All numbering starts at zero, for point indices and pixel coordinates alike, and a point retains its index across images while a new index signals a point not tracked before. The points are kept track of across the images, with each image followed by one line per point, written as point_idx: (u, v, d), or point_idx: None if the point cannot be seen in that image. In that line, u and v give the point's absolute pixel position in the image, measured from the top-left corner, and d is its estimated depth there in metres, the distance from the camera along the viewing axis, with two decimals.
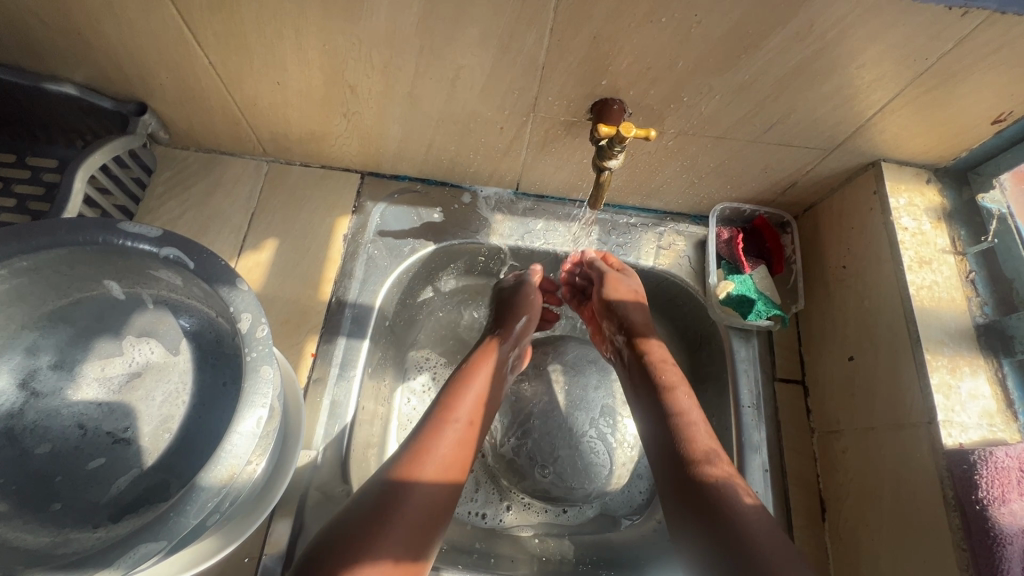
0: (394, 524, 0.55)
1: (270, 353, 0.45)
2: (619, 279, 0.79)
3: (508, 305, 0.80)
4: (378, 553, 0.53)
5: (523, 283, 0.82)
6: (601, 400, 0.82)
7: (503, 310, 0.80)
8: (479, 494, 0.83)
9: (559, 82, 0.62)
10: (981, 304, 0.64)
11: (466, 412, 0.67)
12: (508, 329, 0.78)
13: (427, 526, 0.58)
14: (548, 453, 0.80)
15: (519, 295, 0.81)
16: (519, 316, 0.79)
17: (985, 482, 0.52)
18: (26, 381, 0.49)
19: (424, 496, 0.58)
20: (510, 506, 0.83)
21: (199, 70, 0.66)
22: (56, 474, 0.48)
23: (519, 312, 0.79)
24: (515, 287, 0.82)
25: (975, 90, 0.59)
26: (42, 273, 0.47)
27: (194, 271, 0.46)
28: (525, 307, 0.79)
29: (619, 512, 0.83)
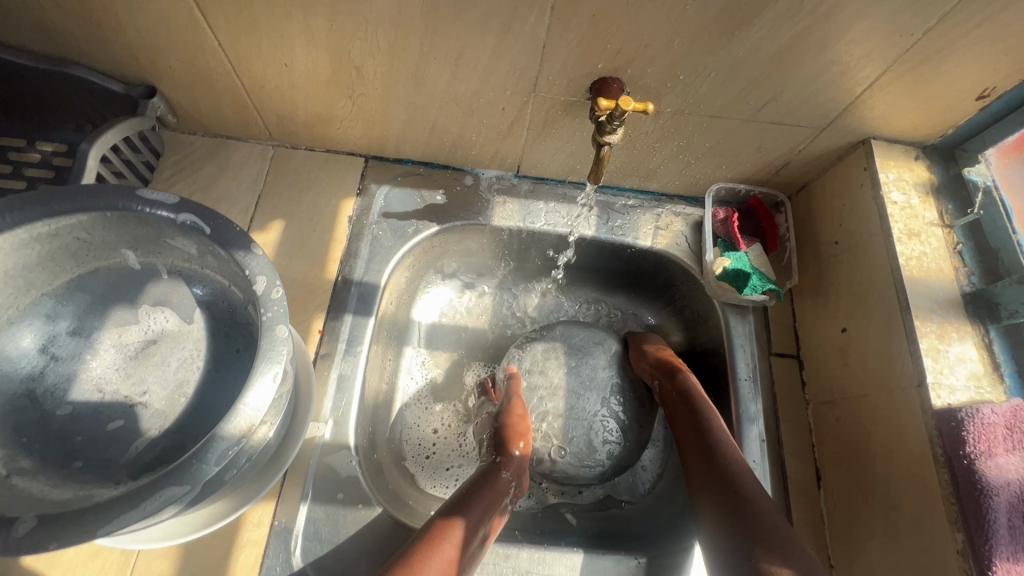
0: (468, 506, 0.64)
1: (284, 314, 0.47)
2: (643, 342, 0.87)
3: (507, 431, 0.77)
4: (455, 523, 0.60)
5: (511, 400, 0.81)
6: (608, 380, 0.86)
7: (501, 437, 0.76)
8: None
9: (559, 62, 0.64)
10: (968, 274, 0.66)
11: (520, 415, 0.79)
12: (509, 458, 0.73)
13: (487, 515, 0.64)
14: (565, 433, 0.82)
15: (516, 420, 0.78)
16: (517, 444, 0.75)
17: (972, 437, 0.54)
18: (46, 345, 0.50)
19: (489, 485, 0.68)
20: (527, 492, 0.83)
21: (208, 52, 0.68)
22: (77, 434, 0.49)
23: (518, 438, 0.76)
24: (508, 410, 0.80)
25: (959, 66, 0.61)
26: (62, 240, 0.48)
27: (210, 236, 0.48)
28: (523, 433, 0.77)
29: (622, 495, 0.84)
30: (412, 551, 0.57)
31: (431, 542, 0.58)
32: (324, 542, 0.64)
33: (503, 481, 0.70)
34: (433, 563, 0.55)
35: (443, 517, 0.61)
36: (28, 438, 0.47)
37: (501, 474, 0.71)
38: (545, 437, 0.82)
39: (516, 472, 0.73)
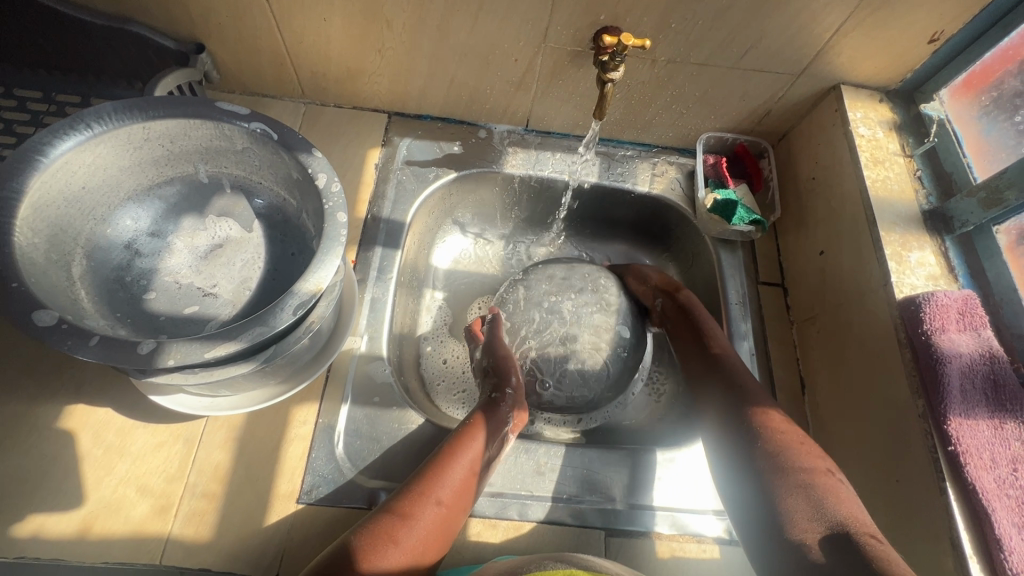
0: (477, 432, 0.67)
1: (343, 203, 0.54)
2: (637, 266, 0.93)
3: (499, 365, 0.79)
4: (468, 445, 0.65)
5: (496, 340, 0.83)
6: (592, 318, 0.88)
7: (495, 373, 0.78)
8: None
9: (567, 12, 0.73)
10: (927, 195, 0.76)
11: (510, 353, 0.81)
12: (504, 391, 0.75)
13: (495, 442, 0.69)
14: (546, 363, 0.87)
15: (505, 356, 0.80)
16: (511, 376, 0.78)
17: (927, 317, 0.63)
18: (131, 243, 0.58)
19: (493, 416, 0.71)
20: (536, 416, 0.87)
21: (256, 8, 0.76)
22: (160, 315, 0.57)
23: (512, 372, 0.78)
24: (498, 349, 0.82)
25: (912, 11, 0.71)
26: (149, 146, 0.56)
27: (278, 141, 0.56)
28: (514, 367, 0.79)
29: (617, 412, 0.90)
30: (437, 456, 0.64)
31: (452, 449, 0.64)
32: (364, 438, 0.71)
33: (503, 413, 0.73)
34: (456, 468, 0.63)
35: (456, 438, 0.66)
36: (122, 313, 0.55)
37: (501, 406, 0.73)
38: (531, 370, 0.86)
39: (513, 404, 0.75)
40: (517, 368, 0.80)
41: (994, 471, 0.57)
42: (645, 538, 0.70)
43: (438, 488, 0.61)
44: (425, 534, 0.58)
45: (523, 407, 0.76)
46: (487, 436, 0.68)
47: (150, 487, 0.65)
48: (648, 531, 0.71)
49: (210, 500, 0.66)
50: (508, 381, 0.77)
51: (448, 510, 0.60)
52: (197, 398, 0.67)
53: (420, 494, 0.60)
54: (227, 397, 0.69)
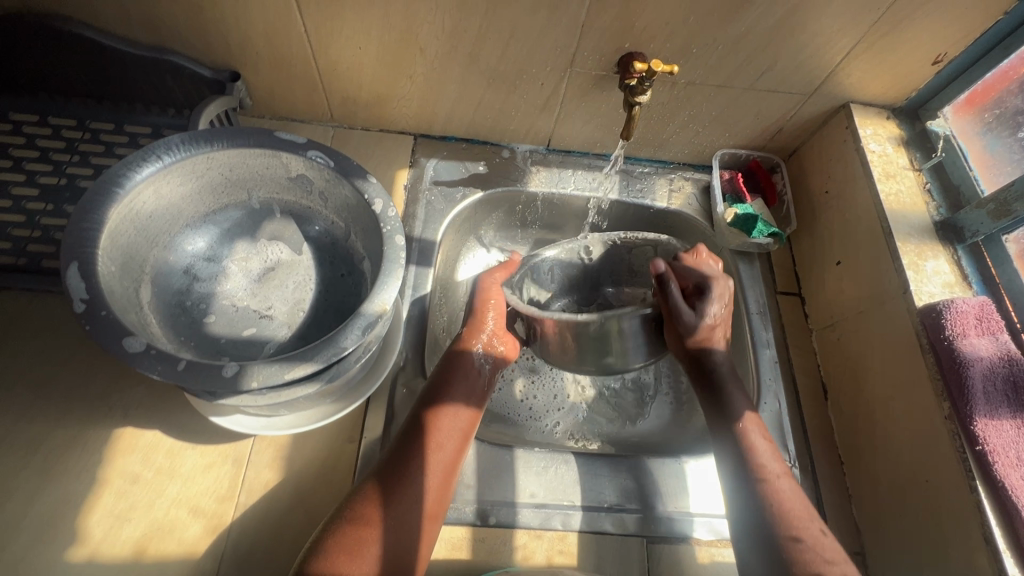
0: (449, 387, 0.68)
1: (400, 226, 0.57)
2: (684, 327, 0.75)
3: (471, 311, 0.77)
4: (445, 404, 0.67)
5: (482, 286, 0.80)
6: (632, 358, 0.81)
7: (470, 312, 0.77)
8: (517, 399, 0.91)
9: (594, 39, 0.77)
10: (937, 207, 0.80)
11: (492, 300, 0.78)
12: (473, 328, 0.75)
13: (473, 396, 0.70)
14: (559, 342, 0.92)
15: (478, 303, 0.78)
16: (487, 316, 0.76)
17: (949, 323, 0.67)
18: (189, 268, 0.60)
19: (464, 366, 0.71)
20: (565, 422, 0.90)
21: (293, 38, 0.79)
22: (221, 338, 0.58)
23: (487, 313, 0.76)
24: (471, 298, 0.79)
25: (918, 34, 0.75)
26: (209, 176, 0.58)
27: (335, 169, 0.59)
28: (489, 308, 0.77)
29: (642, 418, 0.91)
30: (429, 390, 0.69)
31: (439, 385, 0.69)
32: None
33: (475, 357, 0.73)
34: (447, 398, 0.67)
35: (430, 400, 0.67)
36: (186, 337, 0.56)
37: (473, 348, 0.73)
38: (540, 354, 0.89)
39: (489, 344, 0.75)
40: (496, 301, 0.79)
41: (1020, 468, 0.61)
42: (684, 544, 0.73)
43: (438, 416, 0.66)
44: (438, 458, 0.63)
45: (501, 344, 0.76)
46: (462, 394, 0.69)
47: (201, 509, 0.66)
48: (686, 537, 0.73)
49: (261, 519, 0.66)
50: (482, 321, 0.75)
51: (457, 434, 0.66)
52: (256, 418, 0.66)
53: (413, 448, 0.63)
54: (283, 416, 0.68)
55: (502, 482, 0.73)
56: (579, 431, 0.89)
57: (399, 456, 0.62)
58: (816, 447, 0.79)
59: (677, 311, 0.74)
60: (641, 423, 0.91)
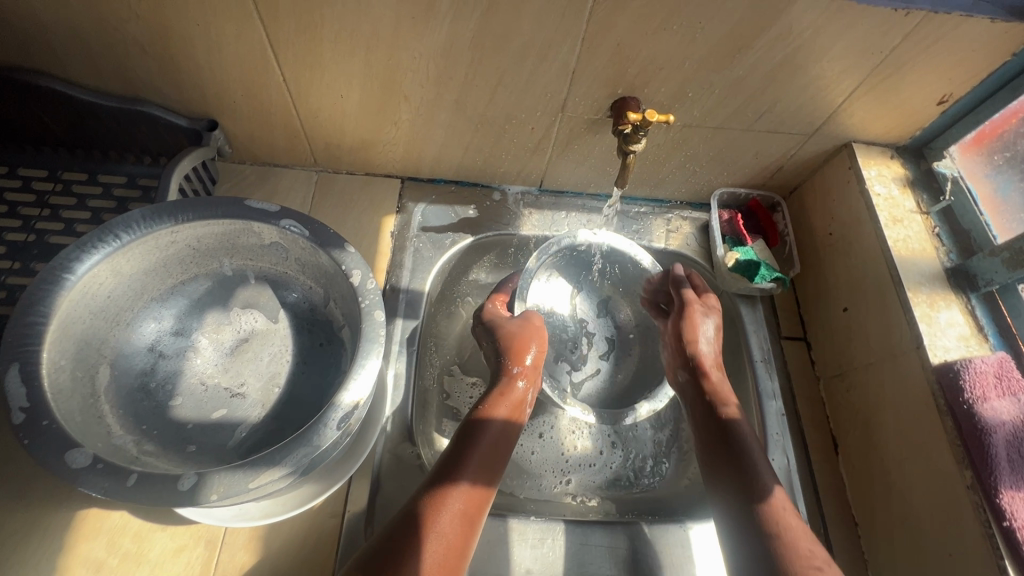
0: (466, 460, 0.62)
1: (380, 300, 0.53)
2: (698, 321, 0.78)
3: (512, 341, 0.73)
4: (454, 486, 0.59)
5: (524, 323, 0.76)
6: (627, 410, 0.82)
7: (504, 350, 0.72)
8: (535, 455, 0.86)
9: (586, 84, 0.74)
10: (947, 252, 0.76)
11: (538, 338, 0.74)
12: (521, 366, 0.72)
13: (489, 471, 0.62)
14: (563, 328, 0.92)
15: (520, 332, 0.74)
16: (529, 348, 0.73)
17: (968, 385, 0.63)
18: (155, 345, 0.56)
19: (487, 435, 0.65)
20: (565, 478, 0.86)
21: (272, 87, 0.76)
22: (187, 422, 0.54)
23: (529, 343, 0.73)
24: (510, 324, 0.75)
25: (923, 76, 0.72)
26: (175, 248, 0.54)
27: (310, 238, 0.55)
28: (532, 339, 0.74)
29: (645, 473, 0.87)
30: (457, 445, 0.64)
31: (476, 424, 0.65)
32: None
33: (512, 406, 0.69)
34: (480, 440, 0.64)
35: (440, 478, 0.60)
36: (147, 425, 0.52)
37: (516, 385, 0.71)
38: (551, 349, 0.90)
39: (530, 382, 0.72)
40: (540, 330, 0.76)
41: None
42: None
43: (451, 487, 0.59)
44: (465, 506, 0.58)
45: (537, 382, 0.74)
46: (479, 468, 0.62)
47: None
48: None
49: None
50: (524, 359, 0.72)
51: (485, 479, 0.61)
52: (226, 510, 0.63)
53: (414, 536, 0.54)
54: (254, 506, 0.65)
55: (497, 557, 0.68)
56: (580, 488, 0.85)
57: (395, 545, 0.54)
58: (828, 507, 0.75)
59: (691, 307, 0.79)
60: (655, 477, 0.87)
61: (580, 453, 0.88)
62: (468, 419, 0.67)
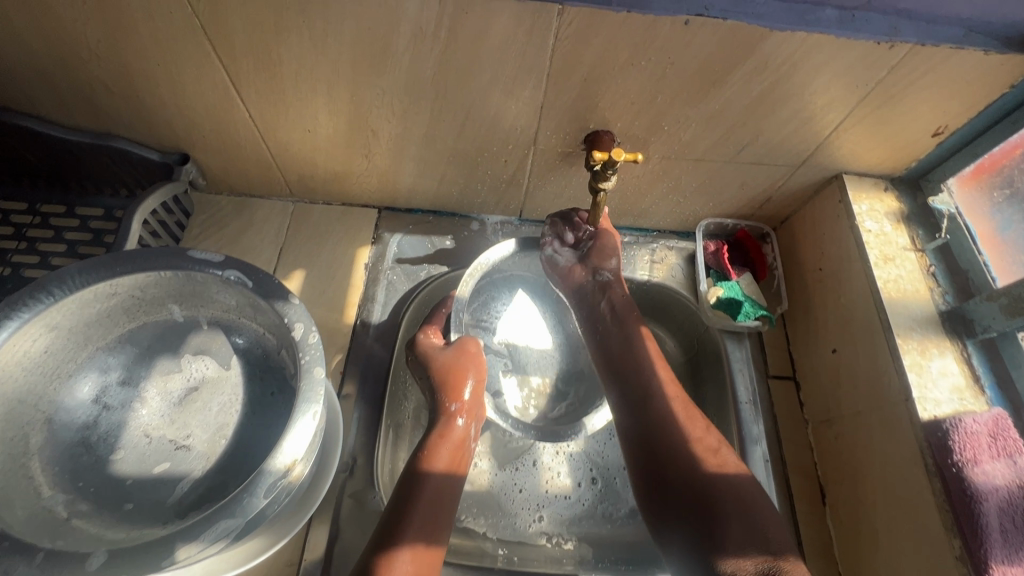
0: (407, 518, 0.60)
1: (321, 355, 0.52)
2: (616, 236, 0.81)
3: (448, 376, 0.71)
4: (398, 551, 0.57)
5: (460, 355, 0.73)
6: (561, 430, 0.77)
7: (439, 388, 0.71)
8: (521, 494, 0.83)
9: (556, 118, 0.71)
10: (943, 293, 0.72)
11: (475, 364, 0.73)
12: (460, 401, 0.71)
13: (435, 526, 0.61)
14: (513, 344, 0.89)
15: (457, 364, 0.72)
16: (465, 379, 0.72)
17: (957, 446, 0.59)
18: (99, 396, 0.55)
19: (427, 488, 0.63)
20: (541, 516, 0.82)
21: (239, 123, 0.75)
22: (126, 479, 0.53)
23: (465, 376, 0.71)
24: (443, 355, 0.73)
25: (913, 108, 0.68)
26: (118, 299, 0.54)
27: (253, 289, 0.53)
28: (469, 370, 0.72)
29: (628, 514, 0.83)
30: (397, 503, 0.62)
31: (420, 469, 0.65)
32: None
33: (454, 443, 0.68)
34: (424, 487, 0.63)
35: (383, 542, 0.58)
36: (84, 483, 0.51)
37: (456, 420, 0.70)
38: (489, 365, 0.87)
39: (470, 415, 0.71)
40: (477, 356, 0.74)
41: None
42: None
43: (396, 552, 0.57)
44: (415, 565, 0.57)
45: (480, 412, 0.72)
46: (423, 524, 0.60)
47: None
48: None
49: None
50: (465, 389, 0.71)
51: (435, 527, 0.61)
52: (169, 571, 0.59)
53: None
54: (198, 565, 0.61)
55: None
56: (554, 528, 0.82)
57: None
58: (812, 564, 0.71)
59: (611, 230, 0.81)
60: (640, 520, 0.83)
61: (565, 493, 0.84)
62: (408, 471, 0.65)
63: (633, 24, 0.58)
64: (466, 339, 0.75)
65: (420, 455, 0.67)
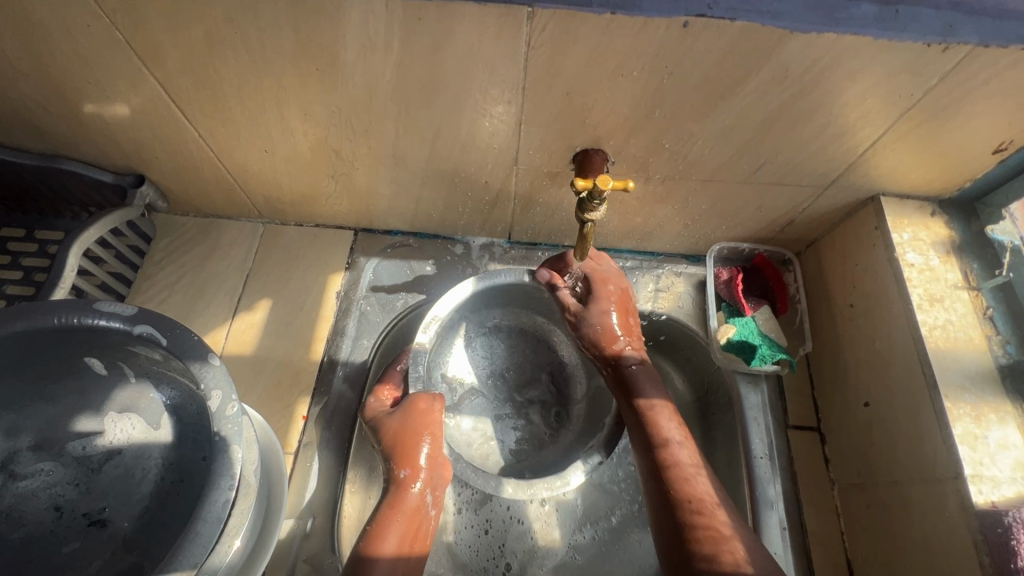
0: None
1: (238, 431, 0.45)
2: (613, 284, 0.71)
3: (398, 442, 0.64)
4: None
5: (408, 418, 0.66)
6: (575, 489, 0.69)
7: (391, 456, 0.64)
8: (487, 537, 0.73)
9: (539, 136, 0.62)
10: (1003, 343, 0.60)
11: (430, 425, 0.66)
12: (411, 468, 0.64)
13: None
14: (495, 386, 0.80)
15: (408, 427, 0.65)
16: (419, 444, 0.65)
17: (1023, 548, 0.49)
18: (5, 464, 0.49)
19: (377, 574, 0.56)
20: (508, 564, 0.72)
21: (190, 142, 0.68)
22: (28, 561, 0.47)
23: (419, 440, 0.65)
24: (391, 419, 0.66)
25: (971, 121, 0.56)
26: (21, 357, 0.47)
27: (167, 347, 0.46)
28: (422, 432, 0.65)
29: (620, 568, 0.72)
30: None
31: (369, 552, 0.58)
32: None
33: (410, 514, 0.62)
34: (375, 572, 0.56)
35: None
36: None
37: (411, 489, 0.63)
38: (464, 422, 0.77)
39: (430, 482, 0.65)
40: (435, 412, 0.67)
41: None
42: None
43: None
44: None
45: (444, 473, 0.66)
46: None
47: None
48: None
49: None
50: (416, 453, 0.64)
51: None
52: None
53: None
54: None
55: None
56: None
57: None
58: None
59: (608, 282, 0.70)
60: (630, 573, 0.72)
61: (525, 524, 0.74)
62: (357, 551, 0.58)
63: (620, 29, 0.48)
64: (415, 396, 0.68)
65: (370, 533, 0.60)
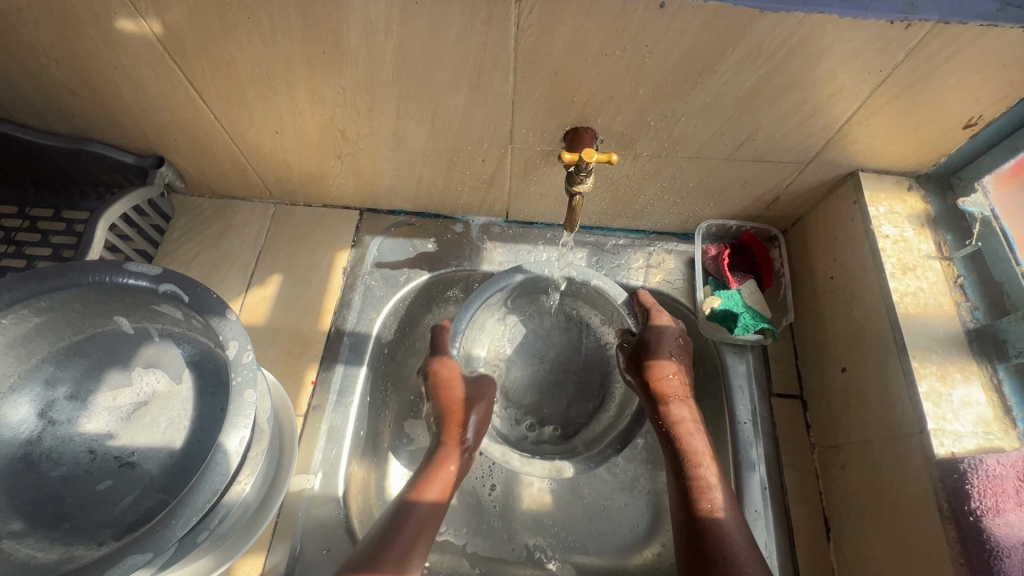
0: (389, 545, 0.60)
1: (253, 377, 0.49)
2: (661, 314, 0.76)
3: (455, 405, 0.71)
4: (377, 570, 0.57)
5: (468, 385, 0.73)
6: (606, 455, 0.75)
7: (448, 413, 0.70)
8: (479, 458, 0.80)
9: (531, 115, 0.66)
10: (972, 309, 0.63)
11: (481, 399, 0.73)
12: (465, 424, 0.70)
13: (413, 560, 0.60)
14: (538, 370, 0.85)
15: (467, 395, 0.72)
16: (472, 412, 0.71)
17: (976, 491, 0.52)
18: (44, 411, 0.54)
19: (412, 518, 0.62)
20: (495, 483, 0.79)
21: (206, 124, 0.73)
22: (66, 496, 0.52)
23: (473, 407, 0.72)
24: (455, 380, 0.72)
25: (939, 96, 0.59)
26: (59, 314, 0.52)
27: (189, 304, 0.51)
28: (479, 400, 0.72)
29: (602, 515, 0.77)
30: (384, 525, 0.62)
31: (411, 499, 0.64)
32: None
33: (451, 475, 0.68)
34: (419, 516, 0.63)
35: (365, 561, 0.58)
36: (20, 500, 0.51)
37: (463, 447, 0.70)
38: (512, 411, 0.84)
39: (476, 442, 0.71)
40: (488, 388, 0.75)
41: None
42: None
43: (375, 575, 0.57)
44: None
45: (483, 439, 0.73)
46: (409, 553, 0.60)
47: None
48: None
49: None
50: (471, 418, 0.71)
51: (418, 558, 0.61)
52: None
53: None
54: None
55: None
56: (508, 494, 0.78)
57: None
58: None
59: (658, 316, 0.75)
60: (610, 518, 0.77)
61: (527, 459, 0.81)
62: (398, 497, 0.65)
63: (601, 10, 0.52)
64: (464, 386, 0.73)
65: (411, 485, 0.66)
